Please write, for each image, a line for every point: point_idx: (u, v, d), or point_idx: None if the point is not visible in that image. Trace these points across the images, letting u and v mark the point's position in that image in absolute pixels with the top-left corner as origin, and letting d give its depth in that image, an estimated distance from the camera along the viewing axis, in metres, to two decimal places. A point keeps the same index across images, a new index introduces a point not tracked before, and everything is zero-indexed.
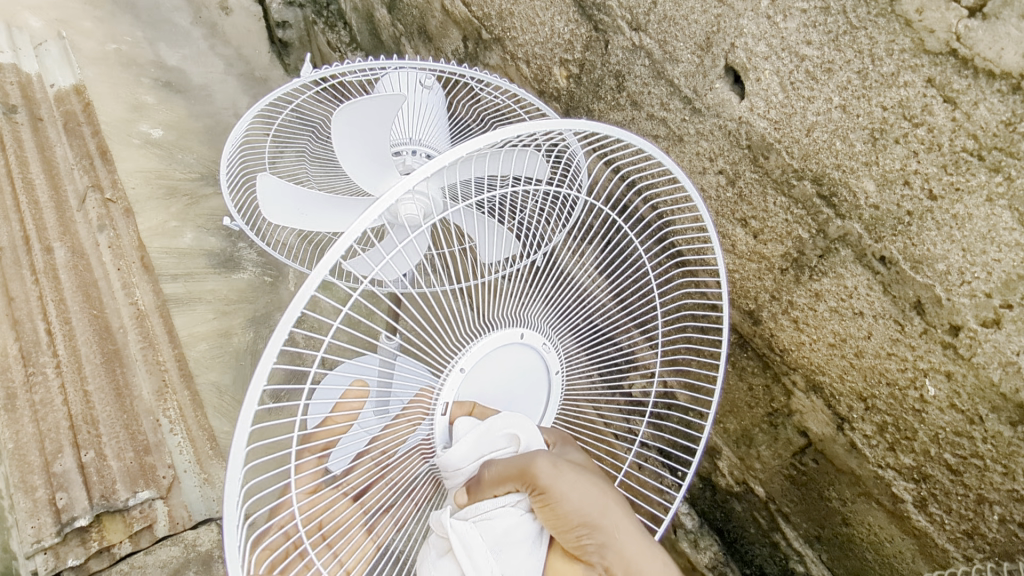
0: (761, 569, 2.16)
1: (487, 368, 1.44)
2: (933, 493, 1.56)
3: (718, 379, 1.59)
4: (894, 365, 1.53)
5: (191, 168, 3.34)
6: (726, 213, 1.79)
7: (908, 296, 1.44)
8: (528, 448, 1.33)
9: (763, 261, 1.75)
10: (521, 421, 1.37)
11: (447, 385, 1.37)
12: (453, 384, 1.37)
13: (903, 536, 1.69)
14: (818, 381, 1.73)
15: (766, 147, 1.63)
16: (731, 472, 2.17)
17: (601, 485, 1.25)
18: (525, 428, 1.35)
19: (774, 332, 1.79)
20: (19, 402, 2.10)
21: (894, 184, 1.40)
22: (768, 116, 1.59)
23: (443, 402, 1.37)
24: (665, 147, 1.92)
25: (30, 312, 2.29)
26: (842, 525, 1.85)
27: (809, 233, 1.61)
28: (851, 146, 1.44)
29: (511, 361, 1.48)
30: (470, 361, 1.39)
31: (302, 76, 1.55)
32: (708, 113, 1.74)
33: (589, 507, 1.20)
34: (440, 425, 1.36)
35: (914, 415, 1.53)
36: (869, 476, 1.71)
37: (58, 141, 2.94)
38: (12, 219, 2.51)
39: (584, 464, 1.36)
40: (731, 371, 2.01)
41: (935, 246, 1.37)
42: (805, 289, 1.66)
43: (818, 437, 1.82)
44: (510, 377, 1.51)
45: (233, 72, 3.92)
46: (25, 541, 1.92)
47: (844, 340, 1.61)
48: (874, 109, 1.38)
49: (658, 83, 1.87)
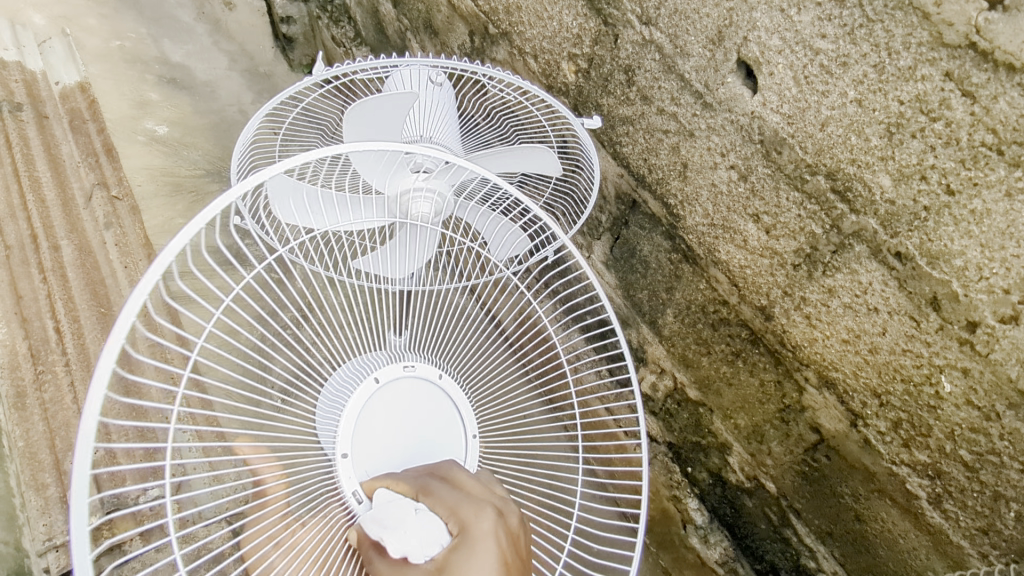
0: (772, 564, 2.18)
1: (368, 434, 1.46)
2: (948, 489, 1.55)
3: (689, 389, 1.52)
4: (909, 361, 1.51)
5: (197, 165, 3.34)
6: (737, 208, 1.78)
7: (924, 292, 1.43)
8: (404, 556, 1.07)
9: (774, 257, 1.73)
10: (400, 522, 1.10)
11: (343, 476, 1.39)
12: (346, 471, 1.40)
13: (917, 533, 1.68)
14: (830, 377, 1.73)
15: (778, 142, 1.61)
16: (742, 468, 2.16)
17: None
18: (397, 532, 1.08)
19: (786, 328, 1.78)
20: (29, 400, 2.13)
21: (910, 178, 1.38)
22: (781, 110, 1.58)
23: (350, 492, 1.38)
24: (675, 142, 1.90)
25: (39, 310, 2.30)
26: (854, 521, 1.85)
27: (822, 228, 1.59)
28: (866, 140, 1.43)
29: (387, 410, 1.50)
30: (349, 444, 1.42)
31: (313, 74, 1.52)
32: (720, 108, 1.73)
33: None
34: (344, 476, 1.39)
35: (929, 412, 1.52)
36: (882, 473, 1.70)
37: (64, 139, 2.93)
38: (19, 217, 2.50)
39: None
40: (742, 367, 2.01)
41: (952, 241, 1.36)
42: (818, 285, 1.65)
43: (831, 433, 1.81)
44: (401, 427, 1.51)
45: (237, 67, 3.91)
46: (36, 538, 1.93)
47: (857, 337, 1.60)
48: (890, 103, 1.37)
49: (668, 77, 1.86)
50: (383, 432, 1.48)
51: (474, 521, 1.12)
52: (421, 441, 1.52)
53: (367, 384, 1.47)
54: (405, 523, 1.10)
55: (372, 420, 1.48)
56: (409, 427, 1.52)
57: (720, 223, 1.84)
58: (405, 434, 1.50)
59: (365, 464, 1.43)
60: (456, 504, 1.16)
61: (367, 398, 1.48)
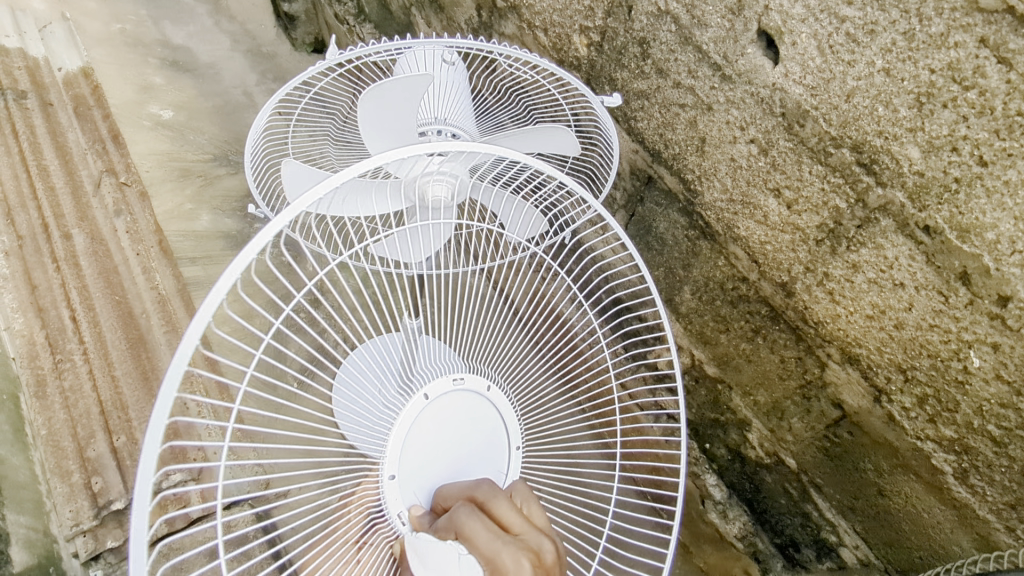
0: (792, 538, 2.21)
1: (415, 455, 1.40)
2: (975, 465, 1.53)
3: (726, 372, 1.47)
4: (936, 337, 1.49)
5: (203, 149, 3.32)
6: (757, 183, 1.74)
7: (953, 267, 1.40)
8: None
9: (797, 232, 1.70)
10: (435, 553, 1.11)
11: (390, 499, 1.34)
12: (394, 494, 1.35)
13: (942, 508, 1.67)
14: (854, 353, 1.70)
15: (801, 115, 1.57)
16: (762, 444, 2.17)
17: None
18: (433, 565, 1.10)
19: (808, 304, 1.76)
20: (49, 389, 2.14)
21: (941, 150, 1.34)
22: (804, 81, 1.53)
23: (396, 514, 1.34)
24: (692, 117, 1.86)
25: (54, 299, 2.30)
26: (877, 496, 1.84)
27: (847, 202, 1.55)
28: (894, 111, 1.38)
29: (434, 430, 1.44)
30: (397, 465, 1.37)
31: (325, 59, 1.46)
32: (739, 80, 1.68)
33: None
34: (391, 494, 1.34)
35: (956, 387, 1.50)
36: (907, 449, 1.69)
37: (70, 126, 2.91)
38: (29, 207, 2.50)
39: None
40: (762, 343, 1.99)
41: (984, 214, 1.32)
42: (841, 261, 1.62)
43: (854, 409, 1.79)
44: (446, 447, 1.45)
45: (240, 48, 3.85)
46: (64, 524, 1.97)
47: (883, 312, 1.58)
48: (920, 72, 1.32)
49: (685, 49, 1.81)
50: (429, 445, 1.42)
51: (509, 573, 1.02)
52: (465, 462, 1.47)
53: (417, 403, 1.39)
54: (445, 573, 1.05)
55: (420, 436, 1.41)
56: (454, 447, 1.46)
57: (740, 198, 1.81)
58: (450, 455, 1.45)
59: (412, 485, 1.38)
60: (493, 550, 1.05)
61: (417, 420, 1.40)
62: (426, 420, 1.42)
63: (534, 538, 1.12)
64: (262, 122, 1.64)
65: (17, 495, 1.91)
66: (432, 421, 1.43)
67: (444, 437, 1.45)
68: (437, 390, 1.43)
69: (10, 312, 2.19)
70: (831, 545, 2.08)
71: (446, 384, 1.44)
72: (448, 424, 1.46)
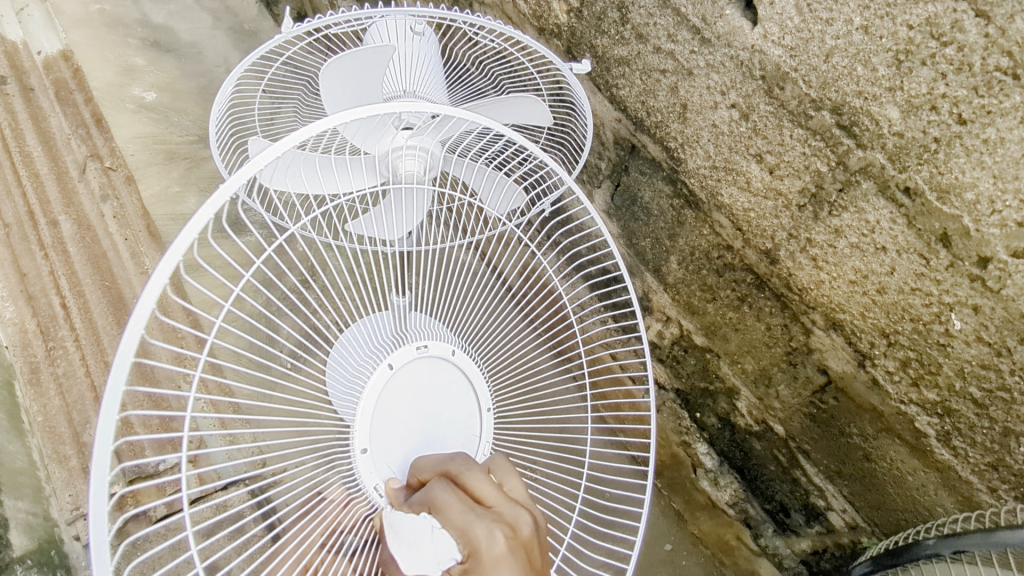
0: (782, 504, 2.23)
1: (383, 425, 1.41)
2: (957, 427, 1.53)
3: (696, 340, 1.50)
4: (918, 300, 1.48)
5: (188, 131, 3.29)
6: (739, 148, 1.71)
7: (934, 229, 1.38)
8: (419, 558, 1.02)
9: (779, 198, 1.67)
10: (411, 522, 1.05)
11: (364, 473, 1.36)
12: (367, 467, 1.36)
13: (926, 471, 1.68)
14: (838, 319, 1.69)
15: (781, 77, 1.53)
16: (750, 412, 2.17)
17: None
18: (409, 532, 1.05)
19: (792, 271, 1.74)
20: (43, 376, 2.18)
21: (920, 109, 1.31)
22: (783, 42, 1.49)
23: (372, 487, 1.36)
24: (673, 82, 1.82)
25: (44, 287, 2.33)
26: (863, 460, 1.85)
27: (828, 165, 1.52)
28: (874, 70, 1.35)
29: (404, 396, 1.45)
30: (368, 439, 1.38)
31: (285, 30, 1.41)
32: (718, 43, 1.64)
33: None
34: (364, 468, 1.36)
35: (938, 349, 1.49)
36: (891, 413, 1.69)
37: (52, 110, 2.91)
38: (14, 194, 2.49)
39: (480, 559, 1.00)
40: (749, 312, 1.98)
41: (964, 173, 1.29)
42: (824, 226, 1.60)
43: (839, 374, 1.79)
44: (415, 415, 1.46)
45: (221, 26, 3.78)
46: (64, 509, 2.02)
47: (865, 277, 1.56)
48: (898, 28, 1.28)
49: (664, 12, 1.76)
50: (400, 416, 1.43)
51: (484, 540, 0.98)
52: (438, 425, 1.49)
53: (380, 373, 1.40)
54: (420, 549, 0.99)
55: (388, 406, 1.42)
56: (425, 410, 1.47)
57: (723, 164, 1.78)
58: (421, 421, 1.46)
59: (385, 458, 1.39)
60: (466, 521, 1.01)
61: (383, 388, 1.41)
62: (392, 389, 1.43)
63: (506, 501, 1.10)
64: (227, 94, 1.60)
65: (16, 481, 1.94)
66: (401, 390, 1.44)
67: (413, 408, 1.45)
68: (399, 358, 1.44)
69: (0, 299, 2.23)
70: (819, 510, 2.11)
71: (409, 352, 1.46)
72: (418, 397, 1.47)
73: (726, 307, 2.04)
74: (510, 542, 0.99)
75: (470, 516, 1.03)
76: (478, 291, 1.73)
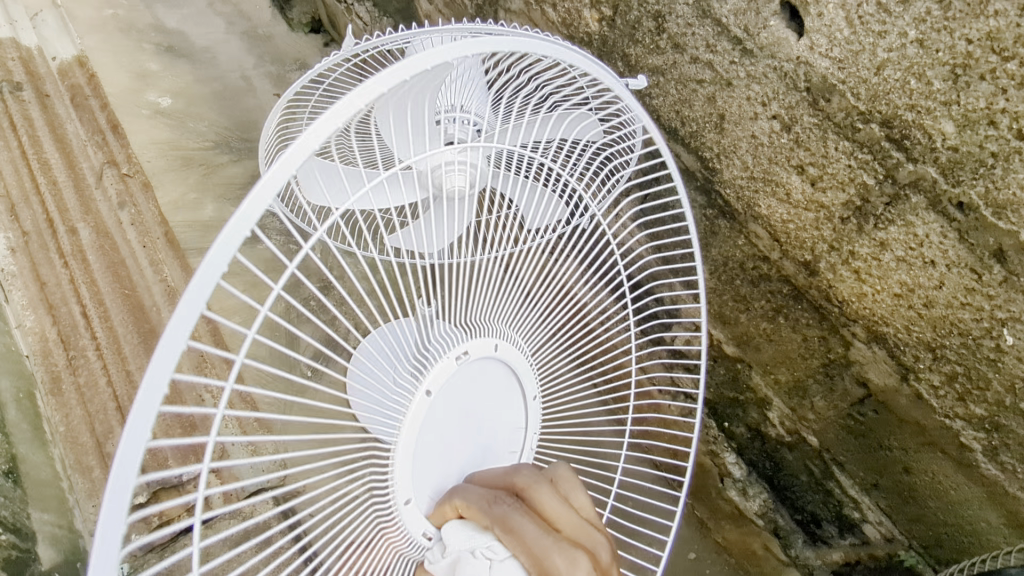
0: (813, 514, 2.22)
1: (422, 466, 1.33)
2: (1006, 442, 1.53)
3: (734, 358, 1.51)
4: (968, 315, 1.46)
5: (205, 136, 3.26)
6: (780, 159, 1.69)
7: (988, 244, 1.37)
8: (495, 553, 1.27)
9: (821, 210, 1.66)
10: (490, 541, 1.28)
11: (410, 522, 1.30)
12: (412, 517, 1.30)
13: (970, 485, 1.68)
14: (881, 332, 1.68)
15: (827, 89, 1.52)
16: (783, 423, 2.15)
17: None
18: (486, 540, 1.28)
19: (832, 283, 1.72)
20: (65, 385, 2.29)
21: (977, 124, 1.29)
22: (831, 54, 1.48)
23: (421, 533, 1.32)
24: (711, 92, 1.80)
25: (64, 296, 2.44)
26: (902, 473, 1.84)
27: (876, 178, 1.51)
28: (928, 84, 1.33)
29: (437, 423, 1.35)
30: (411, 490, 1.29)
31: (343, 50, 1.43)
32: (761, 54, 1.63)
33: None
34: (408, 516, 1.30)
35: (988, 364, 1.48)
36: (935, 427, 1.68)
37: (68, 117, 2.93)
38: (33, 202, 2.61)
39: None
40: (784, 323, 1.96)
41: (1022, 189, 1.28)
42: (868, 238, 1.58)
43: (879, 387, 1.77)
44: (448, 440, 1.39)
45: (235, 30, 3.76)
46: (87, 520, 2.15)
47: (911, 291, 1.54)
48: (956, 42, 1.27)
49: (703, 22, 1.74)
50: (438, 447, 1.37)
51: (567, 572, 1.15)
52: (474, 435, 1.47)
53: (423, 403, 1.28)
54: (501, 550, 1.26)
55: (425, 440, 1.33)
56: (460, 426, 1.41)
57: (761, 175, 1.76)
58: (452, 444, 1.40)
59: (426, 495, 1.34)
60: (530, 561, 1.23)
61: (422, 421, 1.30)
62: (430, 423, 1.33)
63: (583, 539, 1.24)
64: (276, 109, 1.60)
65: (40, 494, 2.11)
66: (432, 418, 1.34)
67: (446, 435, 1.38)
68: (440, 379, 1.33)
69: (22, 310, 2.38)
70: (853, 521, 2.10)
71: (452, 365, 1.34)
72: (448, 418, 1.39)
73: (761, 317, 2.03)
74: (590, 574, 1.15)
75: (550, 544, 1.17)
76: (530, 302, 1.63)
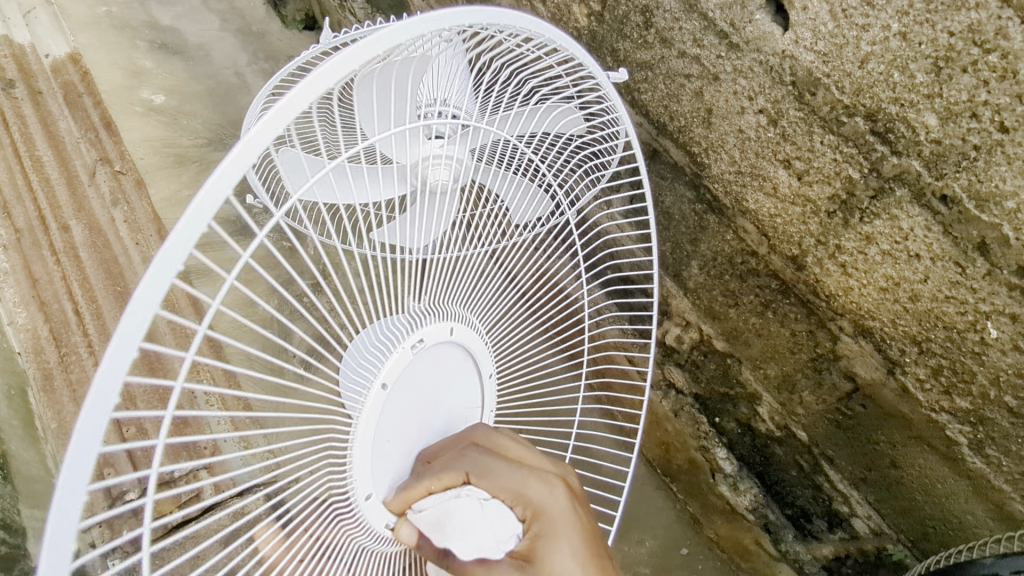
0: (803, 509, 2.23)
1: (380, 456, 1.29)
2: (991, 435, 1.54)
3: (700, 348, 1.61)
4: (953, 308, 1.47)
5: (198, 134, 3.26)
6: (767, 154, 1.69)
7: (971, 237, 1.37)
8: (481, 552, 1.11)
9: (807, 204, 1.66)
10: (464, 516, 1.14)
11: (372, 515, 1.26)
12: (373, 511, 1.26)
13: (956, 478, 1.68)
14: (867, 326, 1.68)
15: (812, 83, 1.52)
16: (772, 418, 2.16)
17: (542, 484, 1.21)
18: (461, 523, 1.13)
19: (820, 277, 1.72)
20: (57, 382, 2.28)
21: (959, 116, 1.30)
22: (816, 48, 1.48)
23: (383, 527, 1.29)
24: (698, 87, 1.80)
25: (56, 293, 2.44)
26: (890, 467, 1.85)
27: (861, 172, 1.51)
28: (911, 77, 1.34)
29: (394, 413, 1.31)
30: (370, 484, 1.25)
31: (320, 44, 1.40)
32: (747, 48, 1.63)
33: (542, 511, 1.17)
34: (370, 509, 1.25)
35: (973, 358, 1.48)
36: (921, 420, 1.69)
37: (61, 114, 2.94)
38: (26, 199, 2.61)
39: (542, 489, 1.20)
40: (773, 318, 1.97)
41: (1005, 181, 1.29)
42: (854, 232, 1.58)
43: (866, 381, 1.78)
44: (405, 426, 1.35)
45: (229, 28, 3.74)
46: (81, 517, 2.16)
47: (897, 284, 1.55)
48: (938, 35, 1.27)
49: (690, 17, 1.74)
50: (396, 436, 1.32)
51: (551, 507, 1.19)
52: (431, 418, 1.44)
53: (379, 397, 1.24)
54: (477, 523, 1.13)
55: (382, 430, 1.29)
56: (415, 418, 1.38)
57: (749, 170, 1.76)
58: (410, 429, 1.36)
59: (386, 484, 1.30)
60: (517, 486, 1.20)
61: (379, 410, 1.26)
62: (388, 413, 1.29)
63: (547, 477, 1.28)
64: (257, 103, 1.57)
65: (31, 490, 2.14)
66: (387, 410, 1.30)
67: (404, 421, 1.34)
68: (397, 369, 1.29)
69: (15, 307, 2.39)
70: (842, 516, 2.10)
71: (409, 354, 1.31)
72: (409, 402, 1.35)
73: (751, 312, 2.03)
74: (568, 495, 1.22)
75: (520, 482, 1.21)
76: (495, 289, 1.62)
